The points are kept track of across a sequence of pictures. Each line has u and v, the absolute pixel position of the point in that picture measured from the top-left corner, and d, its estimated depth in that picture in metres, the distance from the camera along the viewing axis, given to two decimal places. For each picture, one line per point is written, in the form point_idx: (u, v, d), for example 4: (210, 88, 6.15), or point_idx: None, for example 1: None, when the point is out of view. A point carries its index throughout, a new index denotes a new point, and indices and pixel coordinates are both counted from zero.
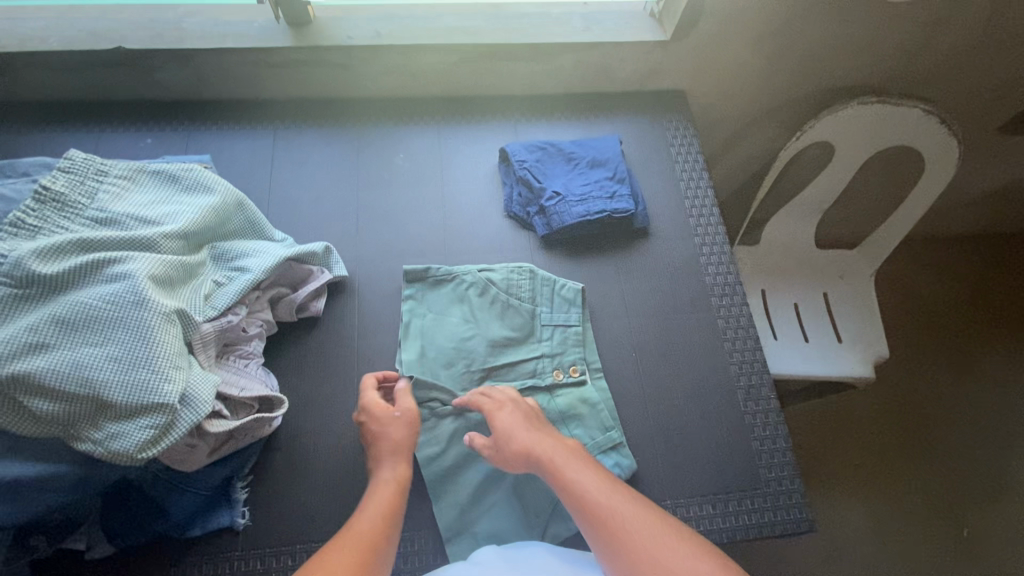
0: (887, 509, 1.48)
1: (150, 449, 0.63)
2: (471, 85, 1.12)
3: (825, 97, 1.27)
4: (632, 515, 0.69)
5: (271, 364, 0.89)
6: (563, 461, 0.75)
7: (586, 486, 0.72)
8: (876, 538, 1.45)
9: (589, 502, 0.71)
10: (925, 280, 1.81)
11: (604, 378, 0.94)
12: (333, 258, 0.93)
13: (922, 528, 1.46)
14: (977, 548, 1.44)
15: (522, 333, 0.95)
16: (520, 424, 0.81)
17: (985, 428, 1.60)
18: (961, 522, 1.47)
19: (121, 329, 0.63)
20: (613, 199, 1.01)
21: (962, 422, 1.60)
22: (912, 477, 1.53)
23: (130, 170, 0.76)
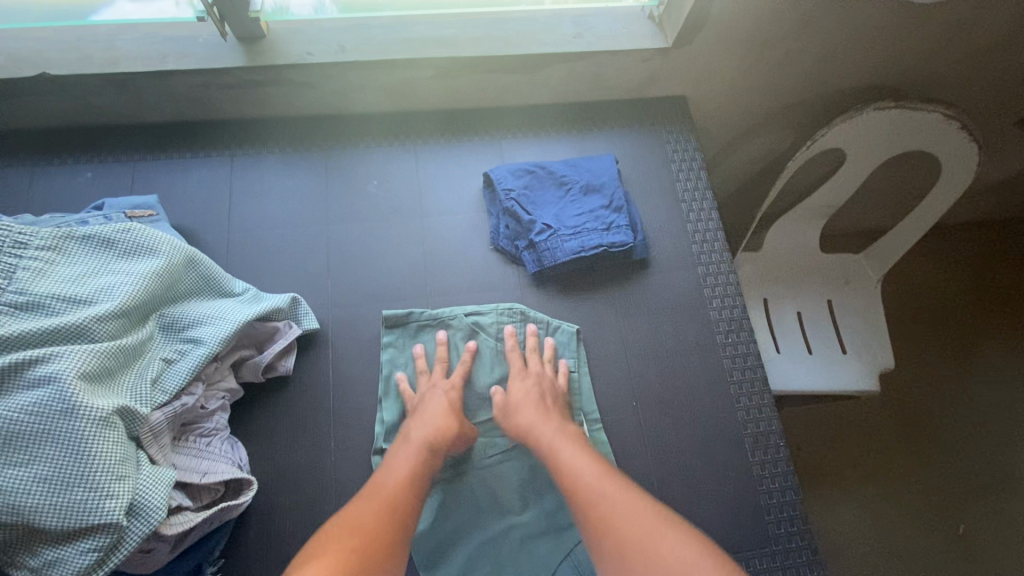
0: (884, 509, 1.47)
1: (96, 572, 0.56)
2: (449, 98, 1.01)
3: (838, 98, 1.17)
4: (619, 499, 0.68)
5: (239, 431, 0.81)
6: (557, 440, 0.77)
7: (576, 468, 0.72)
8: (873, 539, 1.43)
9: (579, 483, 0.71)
10: (931, 276, 1.75)
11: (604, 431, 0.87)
12: (302, 309, 0.84)
13: (918, 527, 1.45)
14: (973, 545, 1.43)
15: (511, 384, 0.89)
16: (534, 399, 0.82)
17: (988, 427, 1.56)
18: (957, 520, 1.45)
19: (50, 443, 0.54)
20: (609, 230, 0.91)
21: (964, 421, 1.57)
22: (911, 476, 1.51)
23: (54, 238, 0.66)
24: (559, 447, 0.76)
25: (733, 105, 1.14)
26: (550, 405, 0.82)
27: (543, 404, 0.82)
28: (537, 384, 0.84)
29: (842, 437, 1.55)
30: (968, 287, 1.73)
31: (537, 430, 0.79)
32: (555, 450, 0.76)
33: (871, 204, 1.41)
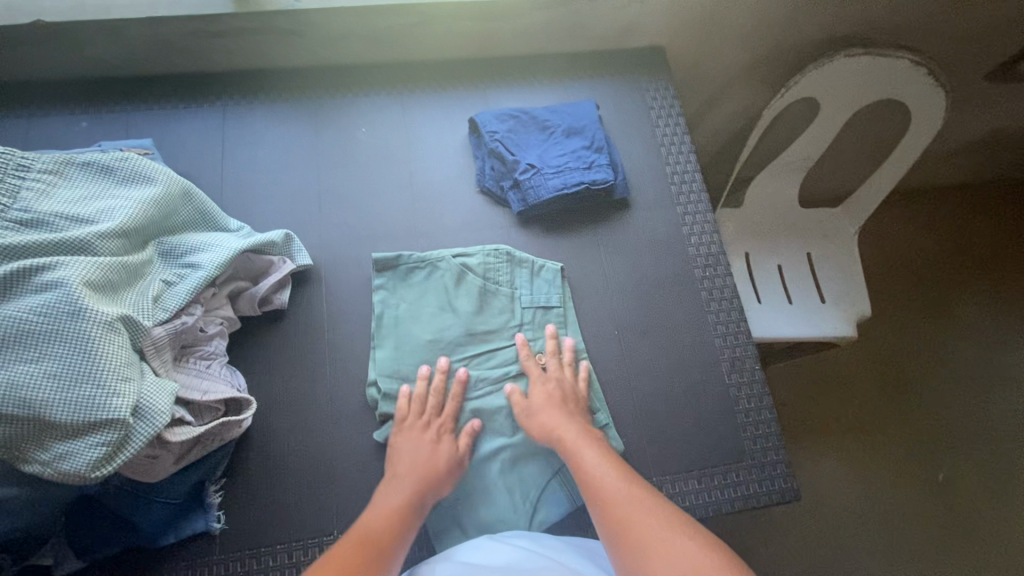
0: (867, 459, 1.52)
1: (104, 466, 0.59)
2: (433, 48, 1.04)
3: (810, 49, 1.21)
4: (634, 498, 0.67)
5: (238, 362, 0.84)
6: (580, 442, 0.77)
7: (598, 472, 0.72)
8: (858, 488, 1.49)
9: (599, 484, 0.70)
10: (913, 239, 1.77)
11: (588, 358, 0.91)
12: (295, 247, 0.87)
13: (900, 475, 1.50)
14: (953, 492, 1.48)
15: (500, 321, 0.92)
16: (556, 401, 0.83)
17: (965, 381, 1.61)
18: (938, 468, 1.51)
19: (58, 342, 0.58)
20: (591, 169, 0.95)
21: (942, 376, 1.62)
22: (892, 429, 1.55)
23: (55, 163, 0.69)
24: (582, 450, 0.76)
25: (710, 55, 1.18)
26: (573, 409, 0.83)
27: (565, 408, 0.83)
28: (561, 387, 0.85)
29: (824, 393, 1.59)
30: (946, 248, 1.76)
31: (561, 430, 0.79)
32: (578, 451, 0.76)
33: (847, 160, 1.45)
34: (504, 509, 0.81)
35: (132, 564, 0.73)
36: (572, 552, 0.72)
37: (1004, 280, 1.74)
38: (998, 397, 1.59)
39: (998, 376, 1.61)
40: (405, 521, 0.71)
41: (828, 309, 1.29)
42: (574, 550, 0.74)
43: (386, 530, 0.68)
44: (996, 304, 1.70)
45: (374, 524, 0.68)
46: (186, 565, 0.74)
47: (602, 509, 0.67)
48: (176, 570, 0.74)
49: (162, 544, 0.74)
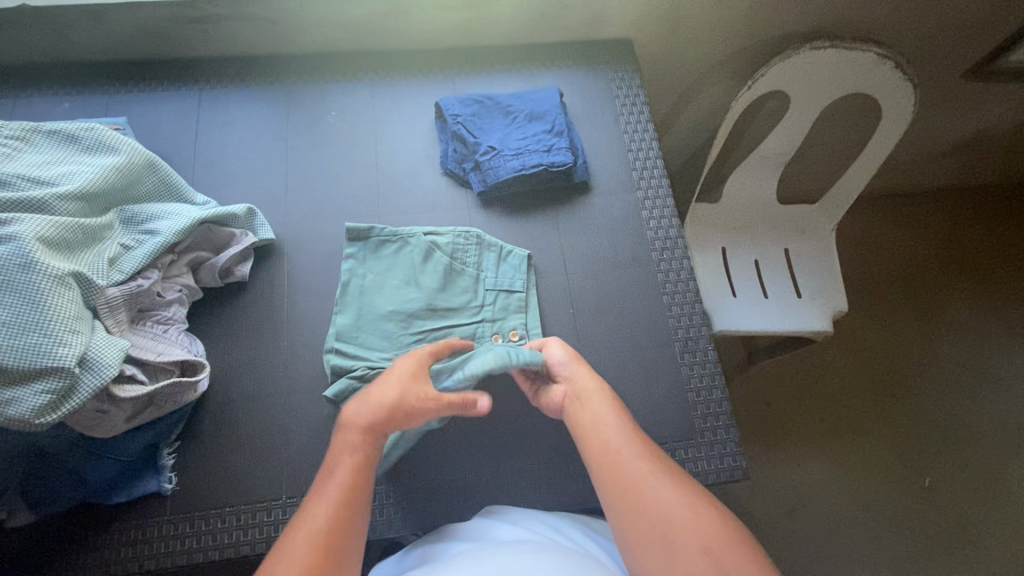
0: (850, 462, 1.43)
1: (49, 413, 0.61)
2: (404, 38, 1.08)
3: (779, 42, 1.22)
4: (644, 467, 0.65)
5: (199, 330, 0.87)
6: (593, 398, 0.74)
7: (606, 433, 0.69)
8: (838, 490, 1.40)
9: (606, 444, 0.68)
10: (903, 241, 1.67)
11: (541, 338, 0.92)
12: (257, 221, 0.90)
13: (880, 479, 1.41)
14: (938, 497, 1.40)
15: (461, 299, 0.93)
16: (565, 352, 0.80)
17: (954, 383, 1.52)
18: (923, 471, 1.42)
19: (9, 292, 0.61)
20: (550, 152, 0.97)
21: (929, 379, 1.52)
22: (876, 433, 1.46)
23: (22, 130, 0.74)
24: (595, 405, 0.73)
25: (677, 49, 1.21)
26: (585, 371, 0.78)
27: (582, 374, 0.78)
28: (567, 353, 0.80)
29: (805, 393, 1.50)
30: (937, 250, 1.66)
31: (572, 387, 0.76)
32: (585, 409, 0.73)
33: (824, 156, 1.46)
34: (452, 478, 0.83)
35: (85, 519, 0.76)
36: (563, 534, 0.73)
37: (1000, 283, 1.63)
38: (982, 399, 1.50)
39: (988, 381, 1.52)
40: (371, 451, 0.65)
41: (803, 302, 1.27)
42: (567, 530, 0.74)
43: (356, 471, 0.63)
44: (987, 304, 1.60)
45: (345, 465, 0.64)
46: (137, 523, 0.77)
47: (608, 473, 0.66)
48: (128, 527, 0.76)
49: (114, 501, 0.76)
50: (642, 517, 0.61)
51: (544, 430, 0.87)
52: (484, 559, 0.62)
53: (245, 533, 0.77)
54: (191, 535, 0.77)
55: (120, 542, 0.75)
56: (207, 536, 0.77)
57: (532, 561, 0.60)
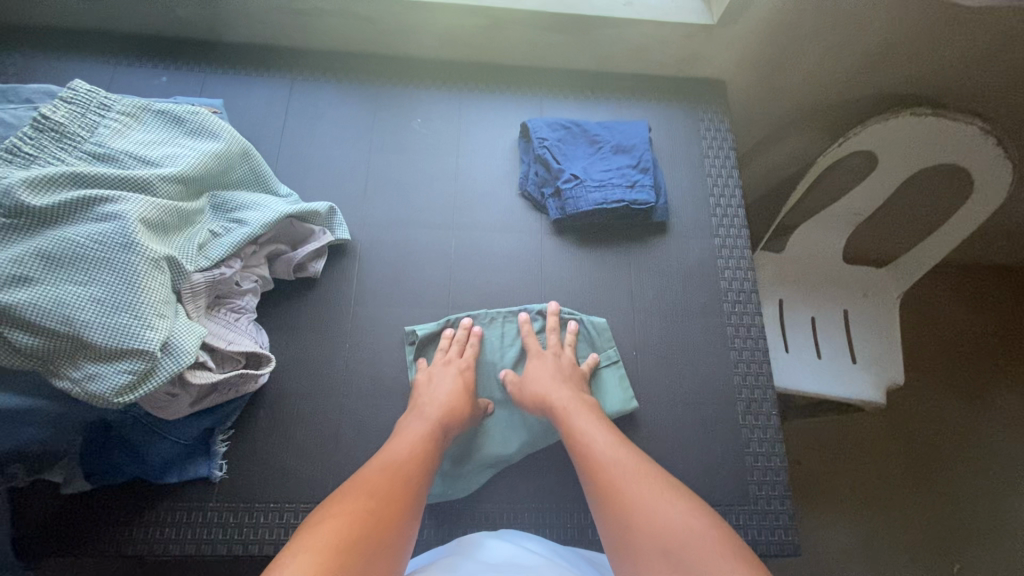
0: (880, 538, 1.35)
1: (128, 394, 0.62)
2: (500, 53, 1.07)
3: (877, 103, 1.18)
4: (625, 462, 0.68)
5: (265, 320, 0.88)
6: (573, 411, 0.77)
7: (589, 437, 0.73)
8: (861, 565, 1.32)
9: (590, 453, 0.70)
10: (970, 318, 1.57)
11: (610, 332, 0.92)
12: (336, 220, 0.91)
13: (907, 559, 1.33)
14: None
15: (514, 353, 0.90)
16: (551, 372, 0.83)
17: (1002, 470, 1.41)
18: (952, 557, 1.33)
19: (107, 270, 0.62)
20: (634, 188, 0.95)
21: (976, 461, 1.43)
22: (909, 511, 1.38)
23: (134, 107, 0.75)
24: (575, 418, 0.76)
25: (769, 95, 1.18)
26: (566, 379, 0.83)
27: (563, 377, 0.83)
28: (557, 361, 0.85)
29: (841, 457, 1.43)
30: (1006, 330, 1.56)
31: (553, 397, 0.79)
32: (570, 419, 0.76)
33: (900, 222, 1.40)
34: (496, 506, 0.82)
35: (135, 493, 0.77)
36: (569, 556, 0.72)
37: None
38: None
39: None
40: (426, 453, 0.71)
41: (858, 370, 1.18)
42: (572, 554, 0.73)
43: (403, 467, 0.67)
44: None
45: (399, 456, 0.69)
46: (184, 506, 0.77)
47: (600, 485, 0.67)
48: (174, 509, 0.77)
49: (165, 482, 0.77)
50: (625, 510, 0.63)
51: None
52: None
53: (287, 531, 0.77)
54: (235, 524, 0.77)
55: (166, 522, 0.76)
56: (249, 529, 0.77)
57: None
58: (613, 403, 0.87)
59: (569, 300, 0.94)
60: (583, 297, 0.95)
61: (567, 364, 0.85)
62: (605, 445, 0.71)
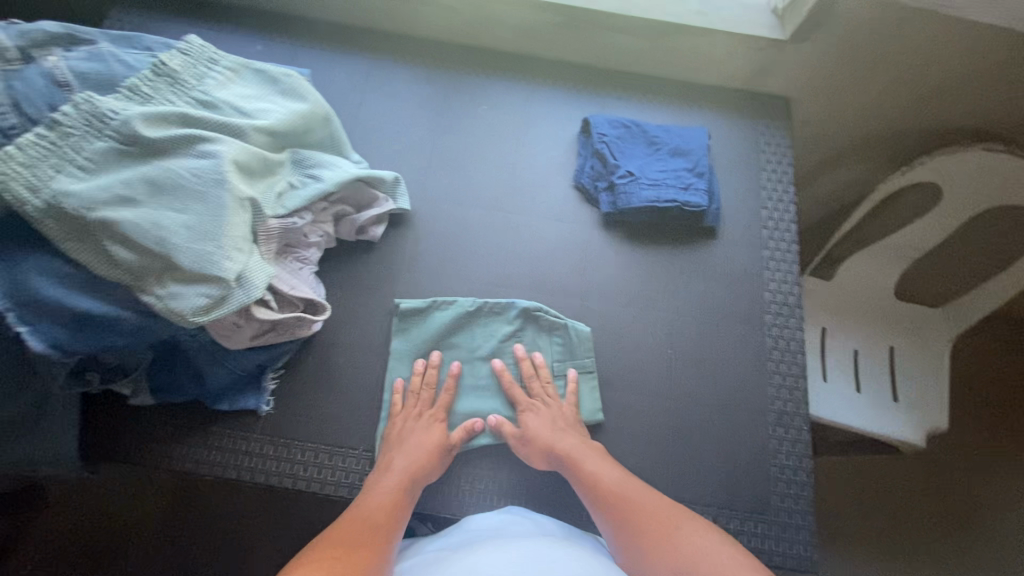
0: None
1: (203, 315, 0.68)
2: (569, 51, 1.12)
3: (945, 136, 1.16)
4: (645, 499, 0.72)
5: (323, 275, 0.93)
6: (582, 457, 0.78)
7: (600, 476, 0.75)
8: None
9: (607, 491, 0.73)
10: None
11: (591, 343, 0.92)
12: (400, 190, 0.96)
13: None
14: None
15: (492, 346, 0.91)
16: (547, 421, 0.83)
17: None
18: None
19: (200, 202, 0.69)
20: (687, 190, 0.97)
21: None
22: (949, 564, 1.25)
23: (236, 64, 0.83)
24: (585, 463, 0.77)
25: (834, 116, 1.17)
26: (566, 427, 0.83)
27: (561, 424, 0.83)
28: (548, 407, 0.85)
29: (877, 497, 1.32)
30: None
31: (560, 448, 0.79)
32: (578, 463, 0.77)
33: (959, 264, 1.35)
34: (516, 479, 0.84)
35: (190, 414, 0.84)
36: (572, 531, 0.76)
37: None
38: None
39: None
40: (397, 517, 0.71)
41: (898, 408, 1.14)
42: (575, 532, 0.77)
43: (376, 520, 0.69)
44: None
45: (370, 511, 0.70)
46: (230, 433, 0.83)
47: (625, 521, 0.70)
48: (221, 435, 0.83)
49: (218, 408, 0.83)
50: (657, 542, 0.66)
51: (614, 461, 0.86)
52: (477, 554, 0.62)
53: (320, 471, 0.82)
54: (274, 458, 0.82)
55: (213, 445, 0.82)
56: (286, 464, 0.82)
57: (541, 550, 0.63)
58: (579, 411, 0.87)
59: (611, 292, 0.96)
60: (624, 291, 0.96)
61: (559, 410, 0.85)
62: (619, 481, 0.74)
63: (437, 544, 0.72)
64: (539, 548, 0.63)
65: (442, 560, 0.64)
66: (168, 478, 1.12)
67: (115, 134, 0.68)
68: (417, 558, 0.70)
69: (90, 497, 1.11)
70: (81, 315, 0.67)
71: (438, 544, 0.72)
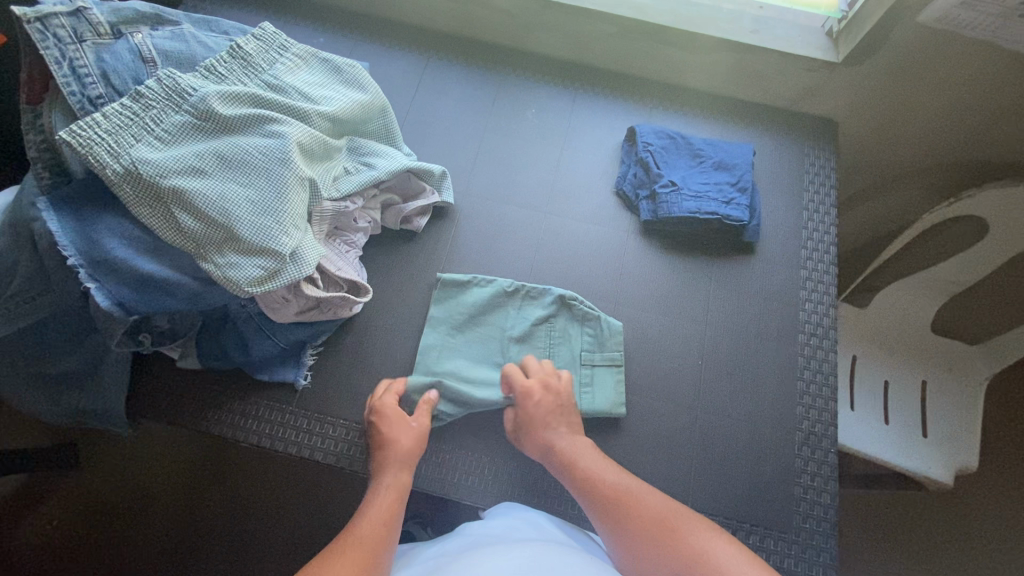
0: None
1: (257, 286, 0.71)
2: (619, 60, 1.14)
3: (998, 170, 1.14)
4: (643, 497, 0.71)
5: (366, 260, 0.97)
6: (579, 455, 0.78)
7: (598, 476, 0.75)
8: None
9: (605, 489, 0.73)
10: None
11: (622, 338, 0.93)
12: (446, 184, 0.99)
13: None
14: None
15: (523, 328, 0.92)
16: (553, 410, 0.82)
17: None
18: None
19: (263, 178, 0.72)
20: (729, 204, 0.98)
21: None
22: None
23: (304, 52, 0.87)
24: (582, 462, 0.77)
25: (881, 141, 1.16)
26: (565, 418, 0.83)
27: (561, 415, 0.83)
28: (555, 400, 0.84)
29: (898, 533, 1.28)
30: None
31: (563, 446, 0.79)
32: (575, 461, 0.77)
33: None
34: (537, 476, 0.85)
35: (232, 382, 0.87)
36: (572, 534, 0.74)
37: None
38: None
39: None
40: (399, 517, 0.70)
41: (927, 443, 1.12)
42: (577, 535, 0.75)
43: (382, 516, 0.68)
44: None
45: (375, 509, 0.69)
46: (268, 404, 0.86)
47: (624, 521, 0.69)
48: (259, 404, 0.86)
49: (258, 378, 0.86)
50: (658, 541, 0.65)
51: (637, 466, 0.86)
52: (474, 558, 0.60)
53: (349, 449, 0.84)
54: (307, 430, 0.85)
55: (251, 414, 0.85)
56: (318, 438, 0.85)
57: (542, 555, 0.60)
58: (603, 401, 0.88)
59: (644, 300, 0.97)
60: (659, 300, 0.97)
61: (555, 396, 0.84)
62: (614, 480, 0.74)
63: (435, 547, 0.70)
64: (540, 553, 0.60)
65: (436, 565, 0.62)
66: (188, 450, 1.15)
67: (192, 110, 0.73)
68: (414, 559, 0.69)
69: (112, 460, 1.15)
70: (145, 277, 0.70)
71: (436, 547, 0.70)
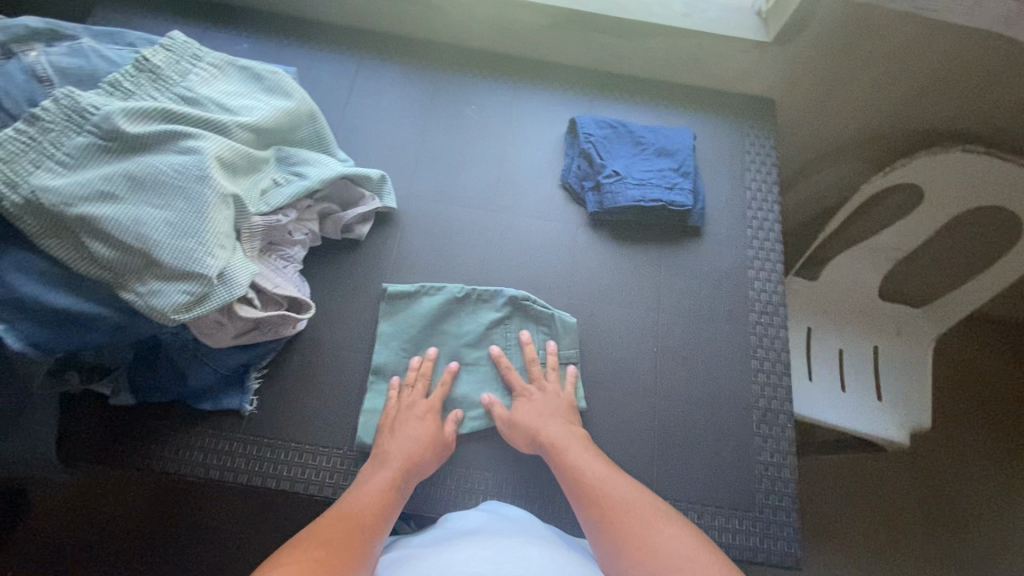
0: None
1: (183, 312, 0.67)
2: (556, 51, 1.12)
3: (927, 138, 1.18)
4: (622, 495, 0.70)
5: (309, 274, 0.93)
6: (570, 442, 0.78)
7: (584, 469, 0.74)
8: None
9: (589, 482, 0.72)
10: None
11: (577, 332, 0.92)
12: (386, 189, 0.96)
13: None
14: None
15: (477, 333, 0.91)
16: (541, 408, 0.83)
17: None
18: None
19: (182, 198, 0.68)
20: (673, 189, 0.98)
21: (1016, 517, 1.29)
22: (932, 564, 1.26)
23: (221, 61, 0.83)
24: (572, 450, 0.77)
25: (817, 117, 1.18)
26: (556, 414, 0.83)
27: (553, 412, 0.82)
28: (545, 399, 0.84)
29: (862, 497, 1.32)
30: None
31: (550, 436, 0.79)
32: (565, 449, 0.77)
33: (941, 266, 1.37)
34: (501, 480, 0.83)
35: (172, 414, 0.83)
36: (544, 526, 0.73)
37: None
38: None
39: None
40: (389, 509, 0.71)
41: (882, 407, 1.15)
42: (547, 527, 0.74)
43: (369, 513, 0.68)
44: None
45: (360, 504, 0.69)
46: (212, 433, 0.82)
47: (601, 518, 0.68)
48: (203, 434, 0.82)
49: (200, 407, 0.82)
50: (627, 538, 0.64)
51: None
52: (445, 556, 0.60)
53: (303, 471, 0.81)
54: (256, 458, 0.81)
55: (195, 445, 0.81)
56: (269, 464, 0.81)
57: (514, 551, 0.59)
58: None
59: (597, 291, 0.96)
60: (611, 291, 0.97)
61: (552, 395, 0.85)
62: (598, 472, 0.73)
63: (407, 542, 0.70)
64: (513, 548, 0.60)
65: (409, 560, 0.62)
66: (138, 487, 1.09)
67: (96, 129, 0.68)
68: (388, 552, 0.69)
69: (63, 502, 1.08)
70: (58, 313, 0.65)
71: (408, 542, 0.70)
